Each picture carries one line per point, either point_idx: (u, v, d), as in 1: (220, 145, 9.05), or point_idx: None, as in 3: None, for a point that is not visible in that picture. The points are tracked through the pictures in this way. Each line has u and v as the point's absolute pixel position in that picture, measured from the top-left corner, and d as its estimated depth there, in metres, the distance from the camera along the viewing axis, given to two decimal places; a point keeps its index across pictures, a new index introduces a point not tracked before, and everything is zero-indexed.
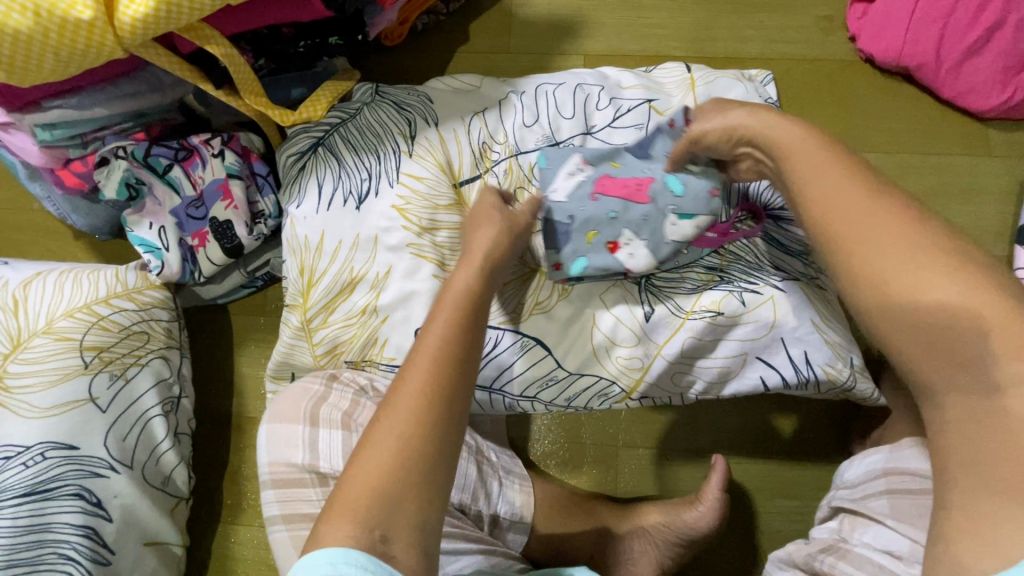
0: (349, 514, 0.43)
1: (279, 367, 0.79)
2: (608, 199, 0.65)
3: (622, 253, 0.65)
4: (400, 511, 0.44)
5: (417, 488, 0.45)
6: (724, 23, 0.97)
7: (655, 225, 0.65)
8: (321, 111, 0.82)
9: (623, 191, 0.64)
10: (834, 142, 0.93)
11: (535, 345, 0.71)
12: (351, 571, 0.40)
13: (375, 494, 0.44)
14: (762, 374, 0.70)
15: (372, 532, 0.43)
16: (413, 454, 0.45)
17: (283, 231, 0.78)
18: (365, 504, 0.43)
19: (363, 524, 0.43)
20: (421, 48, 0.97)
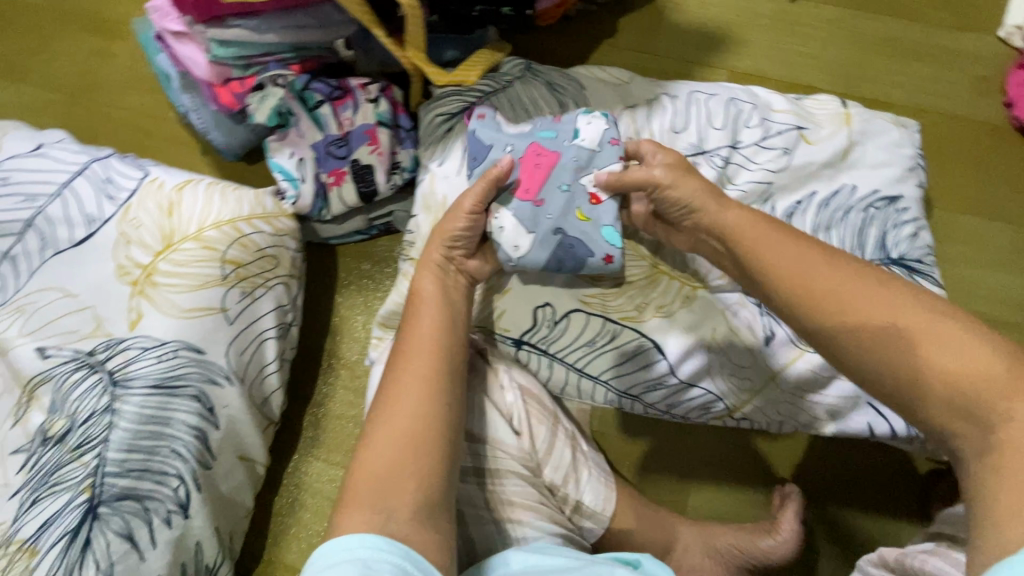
0: (370, 510, 0.53)
1: (389, 315, 0.81)
2: (541, 193, 0.66)
3: (606, 194, 0.67)
4: (399, 494, 0.55)
5: (415, 472, 0.56)
6: (876, 65, 0.95)
7: (568, 160, 0.67)
8: (474, 76, 0.83)
9: (545, 179, 0.66)
10: (968, 205, 0.91)
11: (651, 348, 0.73)
12: (367, 554, 0.49)
13: (391, 481, 0.56)
14: (871, 421, 0.70)
15: (380, 514, 0.53)
16: (411, 446, 0.57)
17: (419, 186, 0.80)
18: (368, 487, 0.55)
19: (383, 511, 0.54)
20: (570, 32, 0.97)
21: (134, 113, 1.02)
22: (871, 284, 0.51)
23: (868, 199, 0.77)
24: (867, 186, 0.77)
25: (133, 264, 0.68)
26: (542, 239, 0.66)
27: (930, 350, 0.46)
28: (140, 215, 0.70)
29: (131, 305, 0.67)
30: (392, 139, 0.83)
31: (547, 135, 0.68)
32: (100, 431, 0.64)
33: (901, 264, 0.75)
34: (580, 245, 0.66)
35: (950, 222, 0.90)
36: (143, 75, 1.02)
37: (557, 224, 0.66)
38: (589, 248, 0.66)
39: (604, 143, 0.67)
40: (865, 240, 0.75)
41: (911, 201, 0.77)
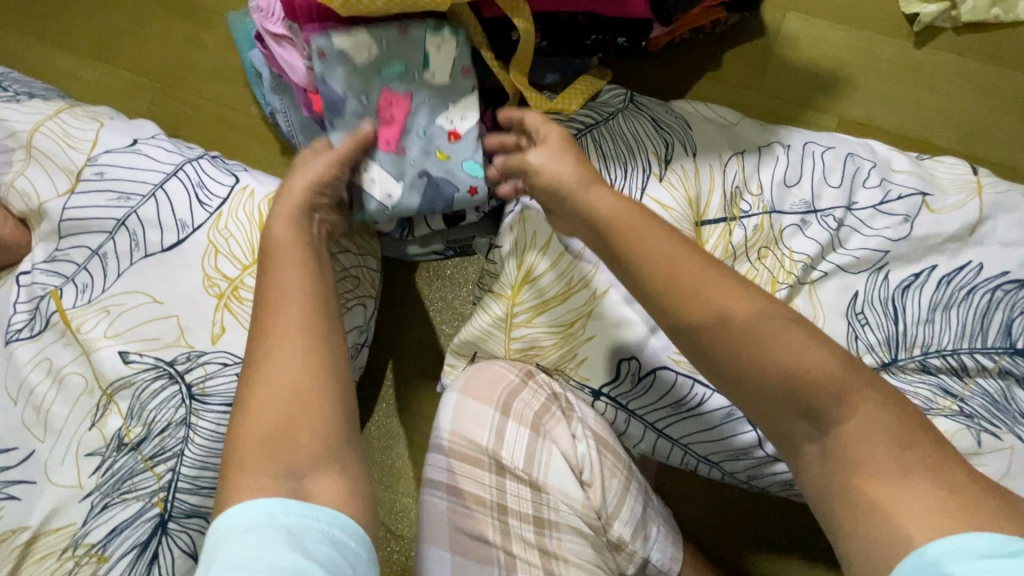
0: (257, 471, 0.45)
1: (465, 344, 0.79)
2: (407, 142, 0.69)
3: (466, 125, 0.70)
4: (299, 453, 0.47)
5: (313, 418, 0.49)
6: (1003, 125, 0.88)
7: (432, 106, 0.70)
8: (575, 105, 0.80)
9: (403, 129, 0.69)
10: None
11: (741, 417, 0.68)
12: (289, 520, 0.42)
13: (275, 442, 0.47)
14: None
15: (286, 479, 0.46)
16: (305, 389, 0.50)
17: (507, 219, 0.78)
18: (256, 449, 0.47)
19: (278, 475, 0.46)
20: (673, 61, 0.93)
21: (218, 105, 1.01)
22: (730, 284, 0.51)
23: (996, 280, 0.70)
24: (997, 266, 0.70)
25: (220, 276, 0.67)
26: (423, 187, 0.69)
27: (773, 349, 0.48)
28: (230, 226, 0.69)
29: (215, 318, 0.66)
30: None
31: (395, 74, 0.69)
32: (176, 444, 0.63)
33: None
34: (395, 182, 0.69)
35: None
36: (230, 66, 1.01)
37: (421, 169, 0.69)
38: (413, 178, 0.69)
39: (456, 73, 0.70)
40: (989, 323, 0.69)
41: None
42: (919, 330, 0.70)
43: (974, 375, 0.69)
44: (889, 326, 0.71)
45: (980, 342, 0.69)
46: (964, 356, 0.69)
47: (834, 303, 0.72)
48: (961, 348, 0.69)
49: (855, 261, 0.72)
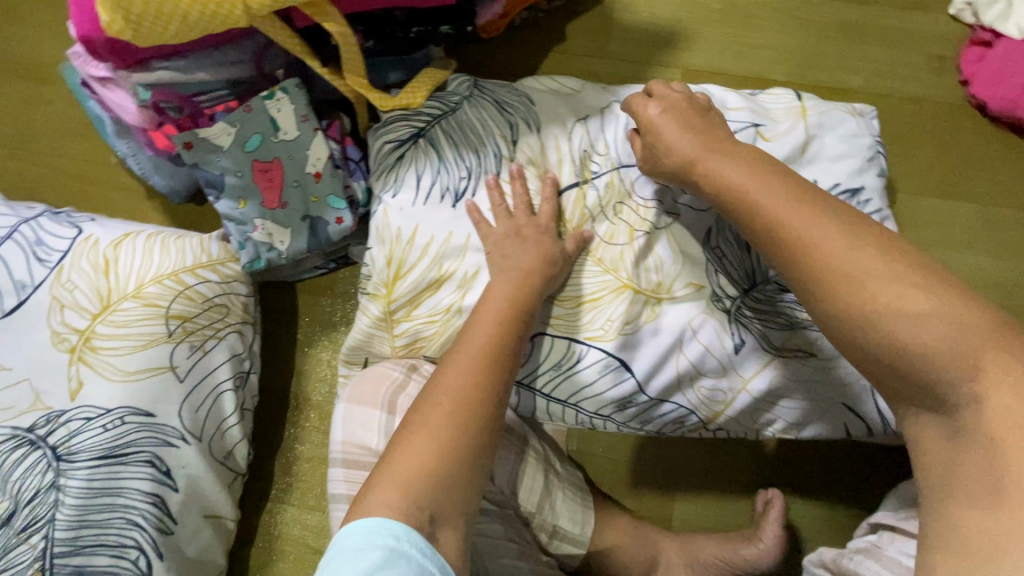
0: (391, 498, 0.51)
1: (354, 351, 0.82)
2: (282, 192, 0.78)
3: (326, 167, 0.79)
4: (448, 498, 0.52)
5: (464, 471, 0.54)
6: (832, 51, 0.93)
7: (293, 155, 0.78)
8: (420, 98, 0.81)
9: (278, 191, 0.78)
10: (935, 187, 0.89)
11: (620, 367, 0.71)
12: (407, 548, 0.47)
13: (422, 476, 0.53)
14: (848, 422, 0.72)
15: (421, 510, 0.50)
16: (464, 443, 0.56)
17: (373, 218, 0.78)
18: (413, 480, 0.52)
19: (407, 506, 0.50)
20: (517, 43, 0.96)
21: (74, 160, 0.98)
22: (830, 218, 0.50)
23: (828, 192, 0.80)
24: (828, 180, 0.80)
25: (70, 331, 0.65)
26: (311, 230, 0.79)
27: (863, 277, 0.47)
28: (75, 277, 0.67)
29: (70, 374, 0.64)
30: (342, 175, 0.80)
31: (255, 145, 0.77)
32: (46, 510, 0.62)
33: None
34: (286, 230, 0.79)
35: (915, 206, 0.88)
36: (81, 122, 0.98)
37: (306, 213, 0.79)
38: (308, 222, 0.79)
39: (299, 122, 0.77)
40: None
41: (872, 193, 0.80)
42: None
43: None
44: None
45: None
46: None
47: (689, 246, 0.73)
48: None
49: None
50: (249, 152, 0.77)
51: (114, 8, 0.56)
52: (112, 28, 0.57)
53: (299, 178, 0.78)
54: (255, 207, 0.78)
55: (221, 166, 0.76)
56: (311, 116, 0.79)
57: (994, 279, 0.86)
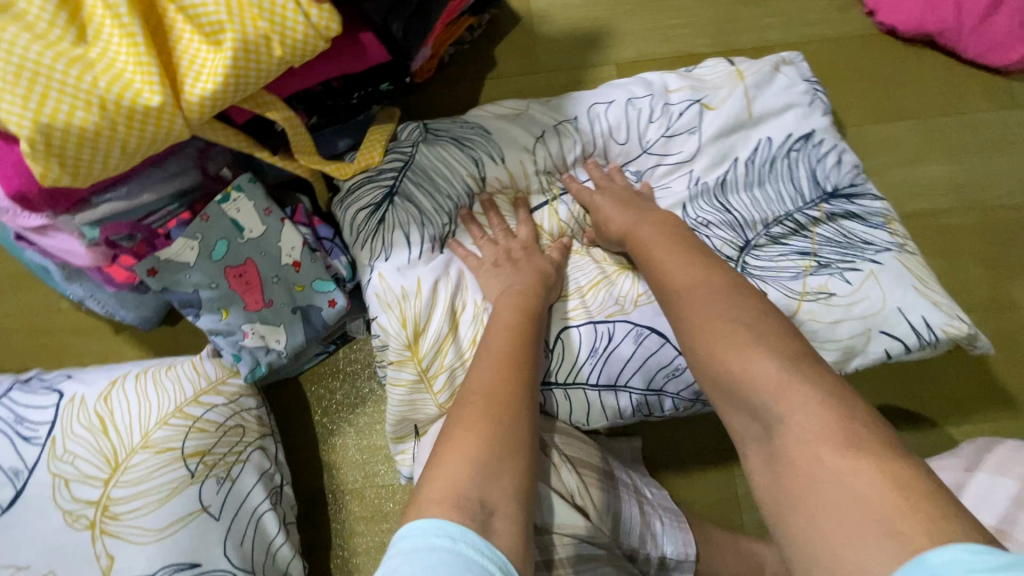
0: (443, 494, 0.48)
1: (401, 425, 0.78)
2: (265, 292, 0.74)
3: (302, 254, 0.75)
4: (496, 482, 0.49)
5: (515, 457, 0.52)
6: (745, 14, 0.98)
7: (266, 251, 0.74)
8: (378, 155, 0.82)
9: (259, 289, 0.74)
10: (873, 114, 0.93)
11: (651, 333, 0.73)
12: (470, 552, 0.43)
13: (473, 462, 0.50)
14: (888, 346, 0.74)
15: (473, 500, 0.47)
16: (510, 424, 0.55)
17: (369, 287, 0.77)
18: (465, 470, 0.50)
19: (459, 501, 0.47)
20: (452, 80, 0.96)
21: (21, 317, 0.90)
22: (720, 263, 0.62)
23: (786, 143, 0.84)
24: (783, 130, 0.85)
25: (82, 505, 0.60)
26: (304, 321, 0.76)
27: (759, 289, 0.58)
28: (72, 446, 0.62)
29: (97, 551, 0.59)
30: (320, 258, 0.77)
31: (222, 252, 0.73)
32: None
33: (839, 194, 0.83)
34: (279, 327, 0.75)
35: (862, 136, 0.93)
36: (19, 274, 0.90)
37: (294, 304, 0.75)
38: (302, 312, 0.76)
39: (263, 218, 0.74)
40: (799, 180, 0.83)
41: (825, 132, 0.85)
42: (752, 211, 0.82)
43: (814, 228, 0.81)
44: (725, 217, 0.81)
45: (801, 201, 0.82)
46: (797, 216, 0.81)
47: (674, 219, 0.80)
48: (790, 210, 0.82)
49: (675, 192, 0.84)
50: (217, 262, 0.73)
51: (48, 157, 0.52)
52: (48, 177, 0.54)
53: (277, 274, 0.75)
54: (239, 314, 0.74)
55: (193, 282, 0.72)
56: (274, 207, 0.75)
57: (952, 183, 0.90)
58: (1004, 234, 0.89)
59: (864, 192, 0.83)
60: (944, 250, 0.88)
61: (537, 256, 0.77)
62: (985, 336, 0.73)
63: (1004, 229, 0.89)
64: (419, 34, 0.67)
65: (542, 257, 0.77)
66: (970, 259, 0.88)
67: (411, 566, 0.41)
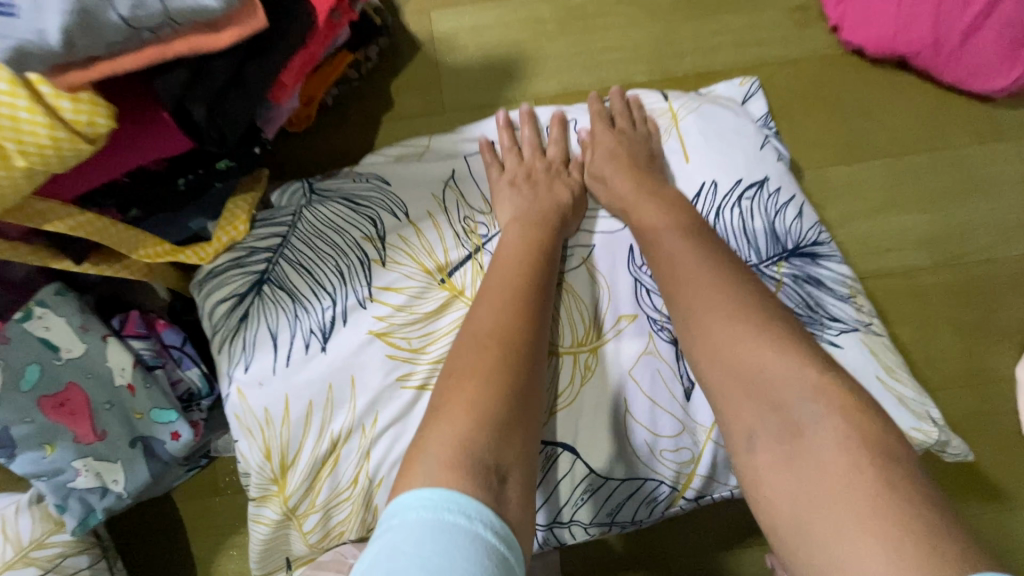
0: (450, 457, 0.46)
1: (268, 559, 0.67)
2: (97, 420, 0.60)
3: (138, 375, 0.61)
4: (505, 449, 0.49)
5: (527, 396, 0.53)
6: (688, 33, 0.82)
7: (92, 372, 0.60)
8: (243, 225, 0.68)
9: (89, 419, 0.60)
10: (836, 152, 0.80)
11: (562, 452, 0.65)
12: (478, 527, 0.41)
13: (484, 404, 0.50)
14: None
15: (488, 467, 0.46)
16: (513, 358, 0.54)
17: (228, 406, 0.63)
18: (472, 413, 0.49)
19: (469, 468, 0.45)
20: (341, 124, 0.81)
21: None
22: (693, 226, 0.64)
23: (736, 191, 0.72)
24: (732, 176, 0.73)
25: None
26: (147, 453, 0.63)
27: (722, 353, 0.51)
28: None
29: None
30: (163, 375, 0.63)
31: (30, 380, 0.57)
32: None
33: (803, 253, 0.71)
34: (116, 464, 0.61)
35: (825, 180, 0.79)
36: None
37: (132, 435, 0.62)
38: (148, 439, 0.63)
39: (84, 333, 0.60)
40: (755, 235, 0.71)
41: (780, 180, 0.74)
42: None
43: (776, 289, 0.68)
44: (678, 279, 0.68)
45: (756, 258, 0.70)
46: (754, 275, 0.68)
47: (615, 267, 0.72)
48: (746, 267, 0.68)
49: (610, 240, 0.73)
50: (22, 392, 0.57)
51: None
52: None
53: (110, 400, 0.61)
54: (59, 454, 0.59)
55: None
56: (94, 321, 0.61)
57: (925, 234, 0.78)
58: (983, 295, 0.77)
59: (830, 252, 0.71)
60: (913, 317, 0.76)
61: (558, 184, 0.74)
62: (959, 443, 0.63)
63: (983, 288, 0.77)
64: (238, 105, 0.52)
65: (561, 186, 0.74)
66: (943, 326, 0.76)
67: (414, 549, 0.38)
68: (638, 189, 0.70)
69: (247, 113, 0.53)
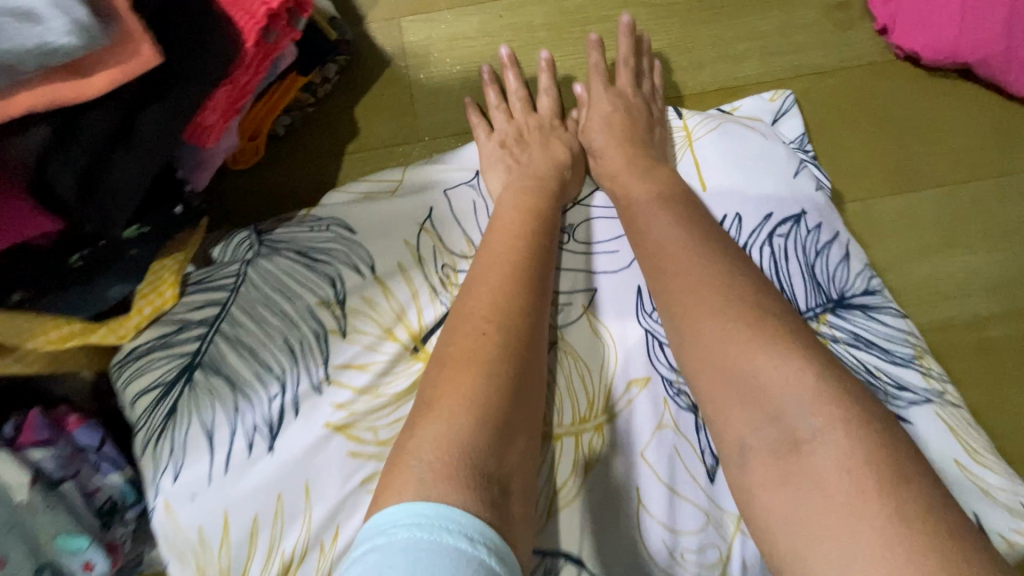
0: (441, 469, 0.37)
1: None
2: None
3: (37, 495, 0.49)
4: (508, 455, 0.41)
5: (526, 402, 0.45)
6: (707, 39, 0.69)
7: None
8: (170, 291, 0.55)
9: None
10: (884, 178, 0.67)
11: (566, 565, 0.50)
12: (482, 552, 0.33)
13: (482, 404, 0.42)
14: None
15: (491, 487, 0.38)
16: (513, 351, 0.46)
17: (155, 522, 0.51)
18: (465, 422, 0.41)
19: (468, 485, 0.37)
20: (297, 157, 0.68)
21: None
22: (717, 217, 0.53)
23: (766, 228, 0.58)
24: (757, 211, 0.59)
25: None
26: None
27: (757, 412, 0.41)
28: None
29: None
30: (72, 488, 0.51)
31: None
32: None
33: (853, 305, 0.56)
34: None
35: (871, 213, 0.67)
36: None
37: None
38: None
39: None
40: (788, 282, 0.56)
41: (820, 215, 0.59)
42: None
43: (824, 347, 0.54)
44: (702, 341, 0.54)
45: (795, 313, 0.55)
46: None
47: (622, 312, 0.58)
48: None
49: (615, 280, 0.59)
50: None
51: None
52: None
53: None
54: None
55: None
56: None
57: (992, 277, 0.65)
58: None
59: (886, 305, 0.57)
60: (978, 377, 0.64)
61: (553, 141, 0.65)
62: None
63: None
64: (129, 169, 0.41)
65: (557, 143, 0.65)
66: (1015, 388, 0.64)
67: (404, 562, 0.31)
68: (646, 153, 0.61)
69: (140, 178, 0.42)
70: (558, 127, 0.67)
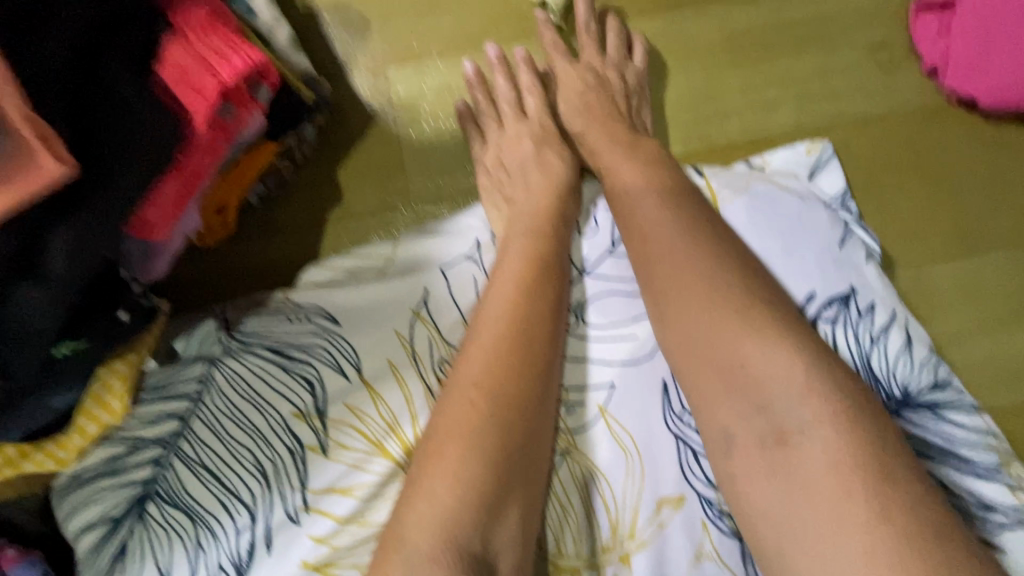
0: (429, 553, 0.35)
1: None
2: None
3: None
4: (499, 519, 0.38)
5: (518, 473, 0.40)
6: (733, 85, 0.61)
7: None
8: (119, 404, 0.47)
9: None
10: (939, 240, 0.59)
11: None
12: None
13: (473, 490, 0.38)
14: None
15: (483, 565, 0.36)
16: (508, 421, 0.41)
17: None
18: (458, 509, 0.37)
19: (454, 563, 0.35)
20: (274, 228, 0.61)
21: None
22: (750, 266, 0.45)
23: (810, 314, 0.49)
24: (798, 291, 0.49)
25: None
26: None
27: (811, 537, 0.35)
28: None
29: None
30: None
31: None
32: None
33: (921, 406, 0.48)
34: None
35: (927, 281, 0.58)
36: None
37: None
38: None
39: None
40: None
41: (875, 294, 0.50)
42: None
43: None
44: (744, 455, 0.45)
45: None
46: None
47: (647, 414, 0.48)
48: None
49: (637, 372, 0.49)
50: None
51: None
52: None
53: None
54: None
55: None
56: None
57: None
58: None
59: (957, 404, 0.48)
60: None
61: (546, 144, 0.56)
62: None
63: None
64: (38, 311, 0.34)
65: (551, 147, 0.56)
66: None
67: None
68: None
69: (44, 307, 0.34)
70: (552, 129, 0.58)
